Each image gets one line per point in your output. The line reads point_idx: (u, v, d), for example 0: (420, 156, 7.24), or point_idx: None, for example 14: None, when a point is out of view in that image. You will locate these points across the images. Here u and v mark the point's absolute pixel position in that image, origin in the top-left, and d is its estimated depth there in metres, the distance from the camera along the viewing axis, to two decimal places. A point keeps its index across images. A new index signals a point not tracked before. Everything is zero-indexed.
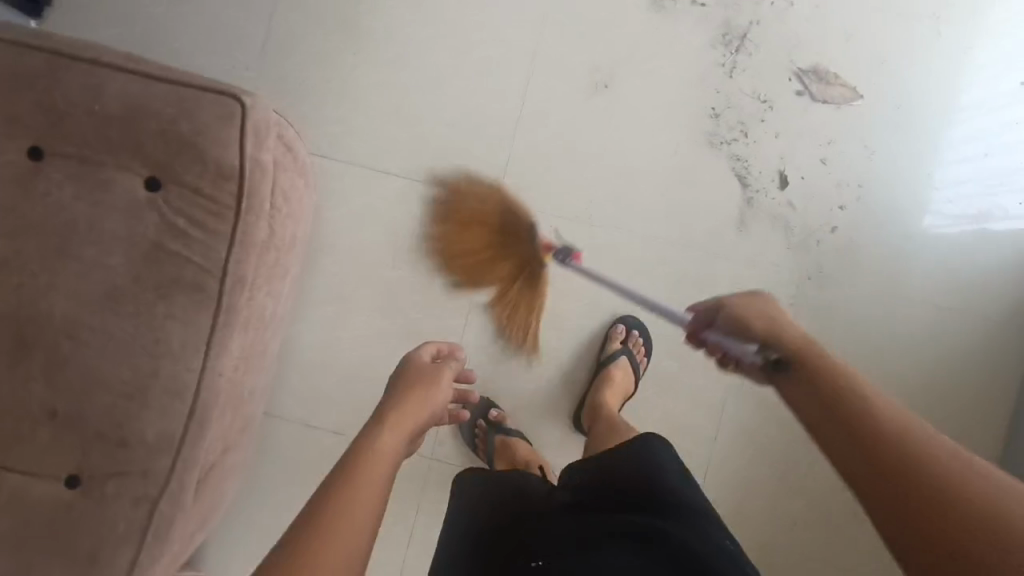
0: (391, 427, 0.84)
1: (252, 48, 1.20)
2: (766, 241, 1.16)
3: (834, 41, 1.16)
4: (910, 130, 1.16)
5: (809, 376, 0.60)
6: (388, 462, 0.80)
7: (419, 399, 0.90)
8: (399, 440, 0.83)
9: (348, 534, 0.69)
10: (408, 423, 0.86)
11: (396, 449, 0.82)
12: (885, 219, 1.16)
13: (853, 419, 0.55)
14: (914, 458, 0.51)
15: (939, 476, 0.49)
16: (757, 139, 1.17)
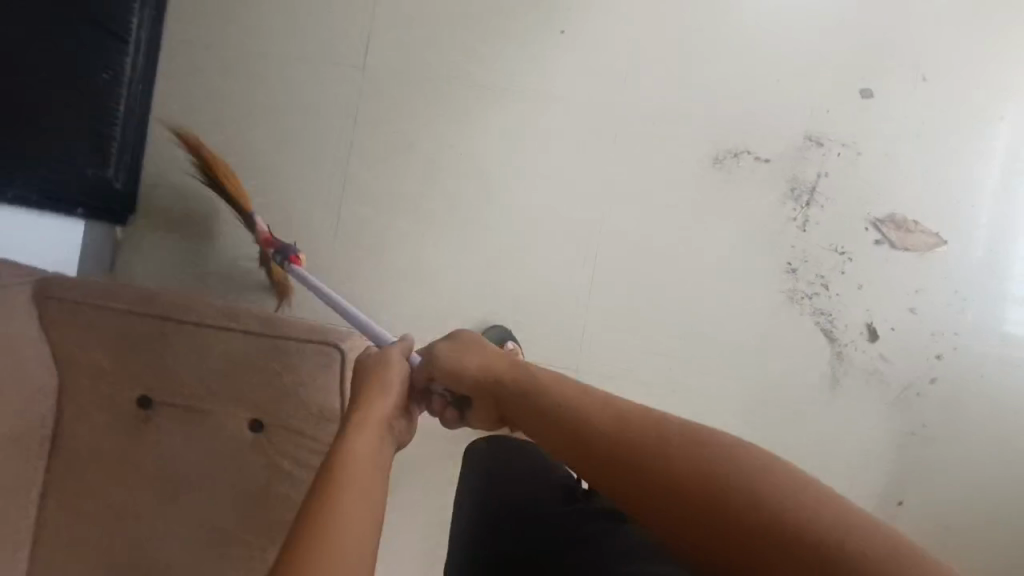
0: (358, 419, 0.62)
1: (326, 237, 1.24)
2: (861, 397, 1.17)
3: (906, 188, 1.16)
4: (998, 269, 1.15)
5: (583, 430, 0.61)
6: (373, 469, 0.56)
7: (387, 401, 0.66)
8: (370, 460, 0.57)
9: (355, 566, 0.46)
10: (377, 414, 0.63)
11: (374, 447, 0.59)
12: (981, 364, 1.15)
13: (625, 455, 0.57)
14: (696, 464, 0.54)
15: (716, 476, 0.52)
16: (840, 292, 1.17)
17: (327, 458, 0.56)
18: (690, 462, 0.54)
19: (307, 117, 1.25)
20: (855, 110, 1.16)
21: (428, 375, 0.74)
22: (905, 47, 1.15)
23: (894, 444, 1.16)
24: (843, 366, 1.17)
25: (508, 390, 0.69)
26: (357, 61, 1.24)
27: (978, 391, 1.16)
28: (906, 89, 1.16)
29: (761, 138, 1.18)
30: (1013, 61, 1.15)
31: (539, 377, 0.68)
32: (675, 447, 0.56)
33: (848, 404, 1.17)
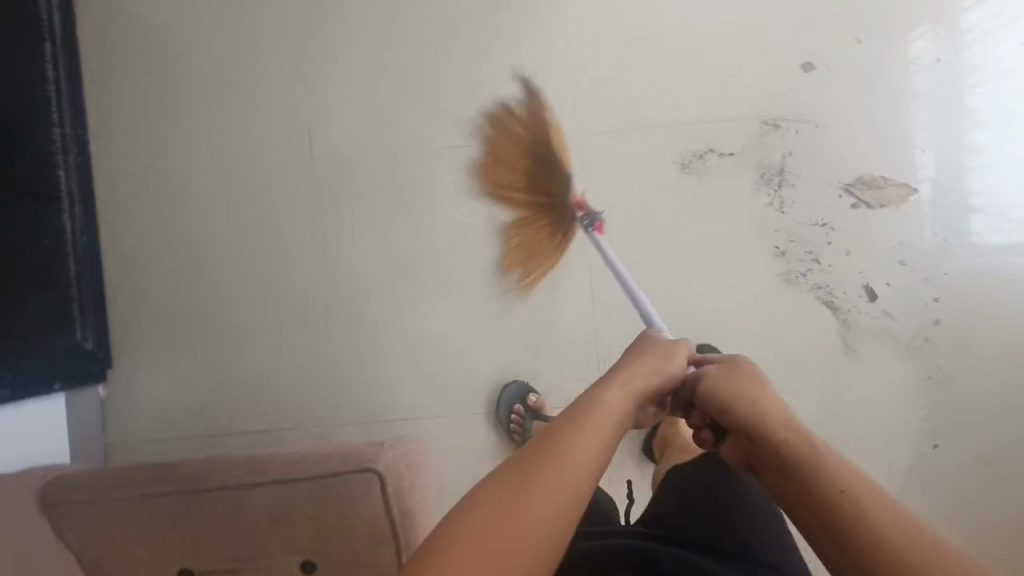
0: (625, 379, 0.62)
1: (316, 334, 1.21)
2: (876, 356, 1.17)
3: (868, 147, 1.18)
4: (974, 201, 1.18)
5: (777, 454, 0.55)
6: (615, 427, 0.57)
7: (651, 388, 0.62)
8: (591, 456, 0.53)
9: (553, 507, 0.49)
10: (643, 378, 0.63)
11: (628, 408, 0.60)
12: (980, 293, 1.17)
13: (832, 489, 0.50)
14: (916, 538, 0.46)
15: (932, 553, 0.45)
16: (832, 262, 1.18)
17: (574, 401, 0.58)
18: (916, 538, 0.46)
19: (265, 220, 1.22)
20: (800, 86, 1.19)
21: (689, 384, 0.67)
22: (830, 15, 1.19)
23: (917, 392, 1.17)
24: (853, 333, 1.18)
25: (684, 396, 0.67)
26: (305, 153, 1.22)
27: (988, 319, 1.17)
28: (842, 55, 1.19)
29: (720, 133, 1.19)
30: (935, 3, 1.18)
31: (771, 416, 0.58)
32: (898, 508, 0.48)
33: (872, 366, 1.17)
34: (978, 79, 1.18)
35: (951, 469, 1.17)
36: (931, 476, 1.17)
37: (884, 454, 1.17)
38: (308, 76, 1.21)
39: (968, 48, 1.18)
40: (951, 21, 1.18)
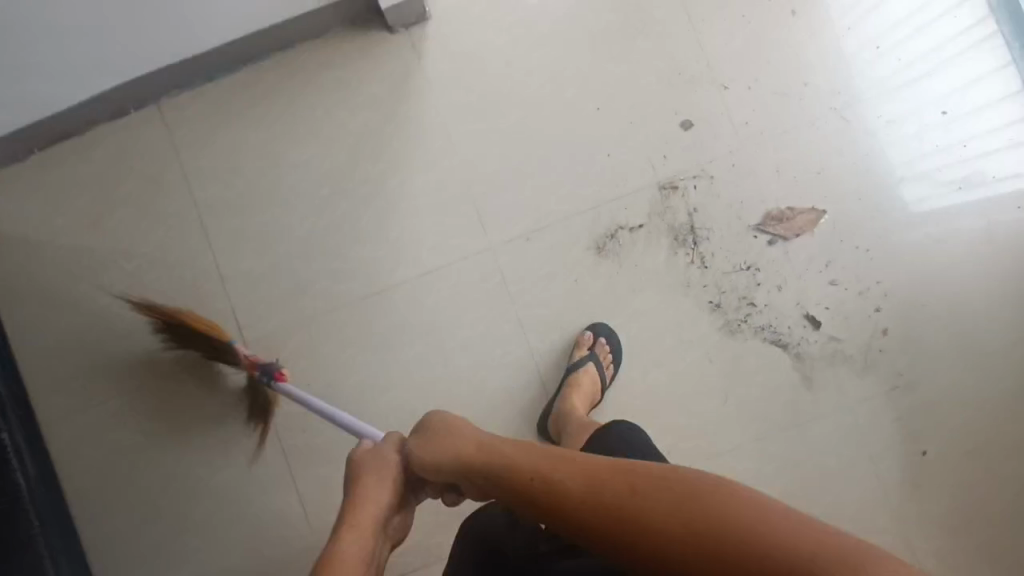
0: (348, 526, 0.73)
1: (295, 507, 1.23)
2: (835, 380, 1.18)
3: (767, 183, 1.20)
4: (882, 204, 1.19)
5: (523, 476, 0.69)
6: (361, 568, 0.69)
7: (368, 526, 0.74)
8: (364, 535, 0.72)
9: None
10: (365, 522, 0.74)
11: (360, 551, 0.71)
12: (915, 291, 1.18)
13: (578, 494, 0.63)
14: (639, 479, 0.62)
15: (657, 492, 0.59)
16: (766, 301, 1.19)
17: (321, 561, 0.69)
18: (655, 489, 0.60)
19: (218, 414, 1.25)
20: (685, 145, 1.22)
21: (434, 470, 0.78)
22: (693, 71, 1.22)
23: (887, 403, 1.18)
24: (808, 364, 1.18)
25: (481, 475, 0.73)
26: (238, 340, 1.26)
27: (931, 314, 1.18)
28: (715, 104, 1.21)
29: (624, 210, 1.22)
30: (786, 31, 1.22)
31: (517, 460, 0.70)
32: (640, 474, 0.62)
33: (836, 391, 1.18)
34: (850, 88, 1.21)
35: (940, 469, 1.17)
36: (926, 481, 1.17)
37: (873, 472, 1.17)
38: (222, 267, 1.26)
39: (832, 63, 1.21)
40: (806, 43, 1.21)
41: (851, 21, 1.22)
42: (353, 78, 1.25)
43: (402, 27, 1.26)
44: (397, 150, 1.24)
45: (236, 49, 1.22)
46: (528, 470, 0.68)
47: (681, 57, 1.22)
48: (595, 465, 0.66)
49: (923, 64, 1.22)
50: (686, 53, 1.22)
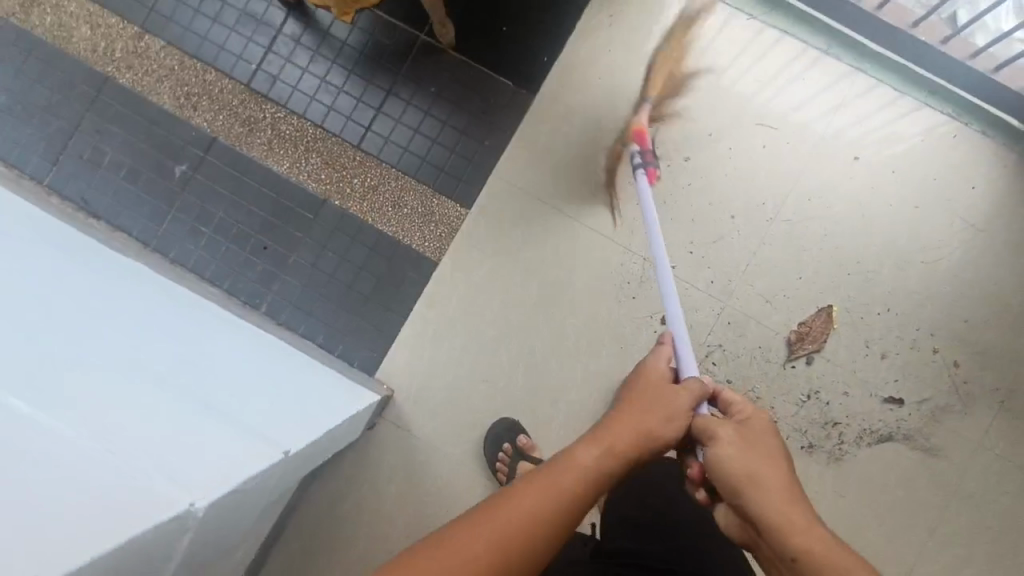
0: (602, 433, 0.70)
1: None
2: (950, 434, 1.17)
3: (768, 317, 1.20)
4: (870, 265, 1.19)
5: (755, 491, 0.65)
6: (582, 489, 0.66)
7: (637, 430, 0.71)
8: (618, 458, 0.69)
9: (526, 537, 0.61)
10: (622, 445, 0.69)
11: (603, 466, 0.67)
12: (952, 314, 1.18)
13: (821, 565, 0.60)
14: (830, 551, 0.60)
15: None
16: (845, 412, 1.18)
17: (559, 454, 0.68)
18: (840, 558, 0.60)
19: None
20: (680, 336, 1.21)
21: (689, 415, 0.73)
22: (637, 272, 1.22)
23: (1006, 422, 1.17)
24: (919, 437, 1.17)
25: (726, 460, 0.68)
26: None
27: (979, 323, 1.18)
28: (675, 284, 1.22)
29: None
30: (682, 187, 1.22)
31: (758, 465, 0.67)
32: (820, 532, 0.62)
33: (960, 442, 1.17)
34: (769, 192, 1.21)
35: None
36: None
37: None
38: None
39: (738, 184, 1.21)
40: (705, 186, 1.22)
41: (726, 139, 1.22)
42: (373, 489, 1.22)
43: (377, 418, 1.22)
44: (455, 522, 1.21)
45: (261, 551, 1.17)
46: (759, 500, 0.65)
47: (620, 268, 1.23)
48: (799, 511, 0.64)
49: (809, 128, 1.21)
50: (620, 263, 1.23)
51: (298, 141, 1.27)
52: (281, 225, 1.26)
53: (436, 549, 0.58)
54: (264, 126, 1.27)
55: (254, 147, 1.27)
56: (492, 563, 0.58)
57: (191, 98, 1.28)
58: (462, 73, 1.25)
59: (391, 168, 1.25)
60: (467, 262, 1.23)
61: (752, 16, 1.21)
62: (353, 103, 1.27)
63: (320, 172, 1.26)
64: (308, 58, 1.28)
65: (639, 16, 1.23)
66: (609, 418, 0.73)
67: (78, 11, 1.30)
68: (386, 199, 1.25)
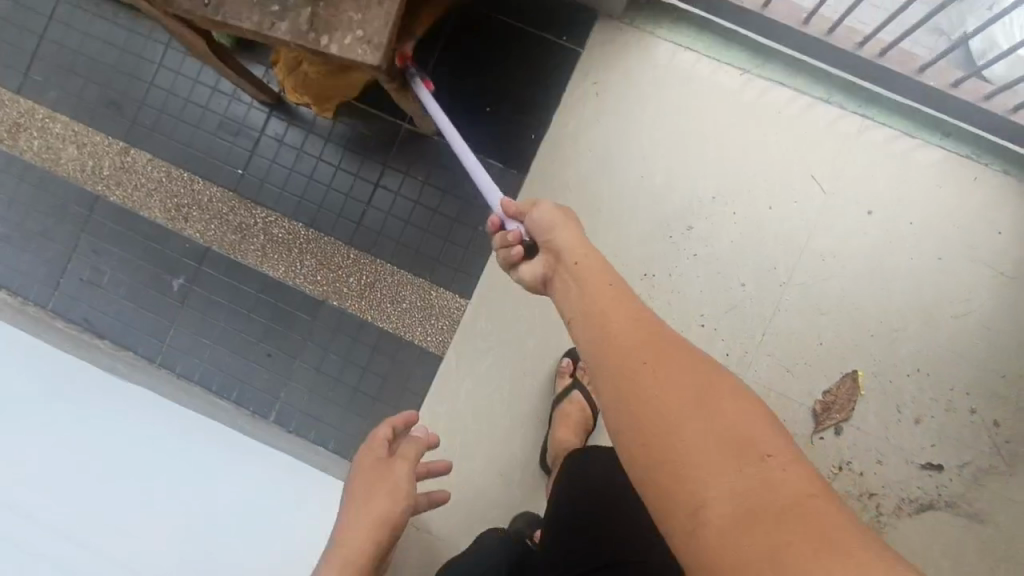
0: (352, 502, 0.90)
1: None
2: (995, 498, 1.10)
3: (791, 387, 1.13)
4: (894, 324, 1.12)
5: (618, 327, 0.60)
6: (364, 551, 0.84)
7: (389, 491, 0.90)
8: (349, 565, 0.81)
9: None
10: (371, 507, 0.88)
11: (366, 531, 0.86)
12: (988, 369, 1.11)
13: (657, 391, 0.54)
14: (692, 400, 0.53)
15: (702, 433, 0.51)
16: (881, 482, 1.11)
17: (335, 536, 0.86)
18: (701, 416, 0.52)
19: None
20: None
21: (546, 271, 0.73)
22: None
23: None
24: (962, 503, 1.10)
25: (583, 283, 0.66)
26: None
27: (1019, 376, 1.10)
28: None
29: None
30: (688, 257, 1.16)
31: (614, 330, 0.60)
32: (685, 354, 0.57)
33: (1006, 504, 1.10)
34: (781, 256, 1.15)
35: None
36: None
37: None
38: None
39: (747, 249, 1.15)
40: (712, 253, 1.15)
41: (729, 204, 1.15)
42: None
43: None
44: None
45: None
46: (639, 376, 0.56)
47: None
48: (691, 368, 0.56)
49: (818, 184, 1.14)
50: None
51: (291, 244, 1.25)
52: (282, 330, 1.24)
53: None
54: (255, 231, 1.25)
55: (249, 254, 1.26)
56: None
57: (181, 210, 1.27)
58: (450, 160, 1.22)
59: (386, 263, 1.23)
60: (473, 354, 1.20)
61: (745, 70, 1.16)
62: (342, 199, 1.24)
63: (316, 273, 1.24)
64: (293, 157, 1.25)
65: (630, 83, 1.18)
66: (352, 485, 0.92)
67: (64, 132, 1.29)
68: (383, 296, 1.22)
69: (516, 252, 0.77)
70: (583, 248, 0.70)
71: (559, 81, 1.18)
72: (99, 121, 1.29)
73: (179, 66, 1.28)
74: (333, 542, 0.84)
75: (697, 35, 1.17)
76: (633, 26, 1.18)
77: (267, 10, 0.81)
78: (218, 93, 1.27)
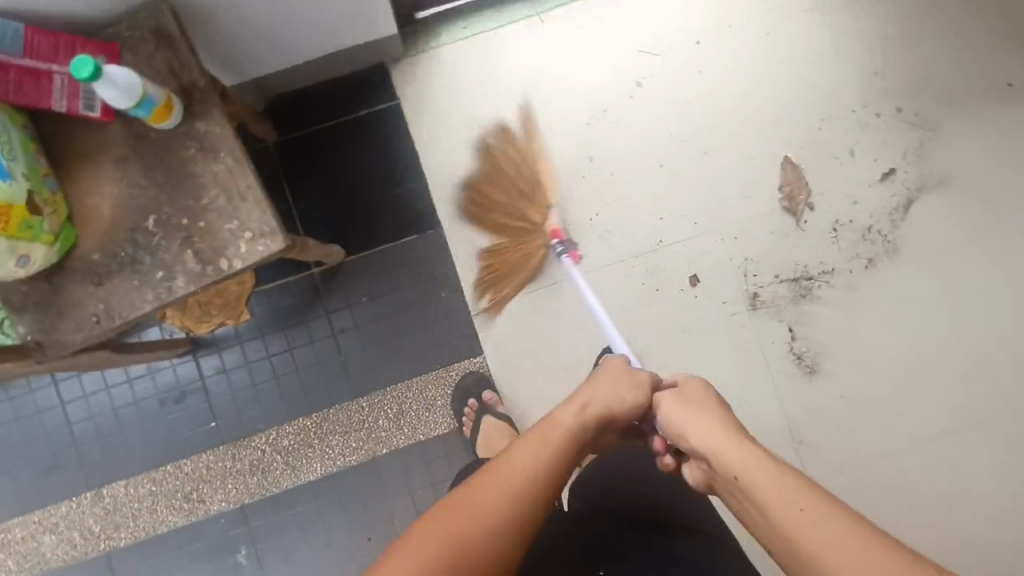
0: (542, 430, 0.77)
1: None
2: (943, 157, 1.24)
3: (755, 207, 1.23)
4: (782, 101, 1.24)
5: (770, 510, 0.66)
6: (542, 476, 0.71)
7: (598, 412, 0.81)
8: (563, 450, 0.75)
9: (512, 513, 0.66)
10: (568, 428, 0.77)
11: (548, 450, 0.74)
12: (864, 78, 1.24)
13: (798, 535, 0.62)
14: (722, 446, 0.74)
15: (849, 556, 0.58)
16: (866, 214, 1.23)
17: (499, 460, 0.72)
18: (837, 543, 0.59)
19: None
20: (715, 282, 1.23)
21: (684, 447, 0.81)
22: (641, 270, 1.23)
23: (968, 113, 1.24)
24: (928, 180, 1.24)
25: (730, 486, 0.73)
26: None
27: (886, 65, 1.25)
28: (676, 251, 1.23)
29: (774, 344, 1.23)
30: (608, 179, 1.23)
31: (769, 486, 0.67)
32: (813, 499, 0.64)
33: (954, 155, 1.24)
34: (669, 123, 1.24)
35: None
36: None
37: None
38: None
39: (642, 139, 1.23)
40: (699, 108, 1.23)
41: (601, 119, 1.23)
42: None
43: None
44: None
45: None
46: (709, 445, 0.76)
47: (627, 280, 1.23)
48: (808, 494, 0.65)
49: (649, 53, 1.24)
50: (626, 276, 1.23)
51: (308, 440, 1.21)
52: (362, 511, 1.21)
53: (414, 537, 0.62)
54: (270, 457, 1.21)
55: (281, 479, 1.21)
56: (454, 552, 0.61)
57: (192, 497, 1.19)
58: (374, 265, 1.22)
59: (396, 386, 1.22)
60: (524, 391, 1.21)
61: (529, 18, 1.24)
62: (315, 369, 1.22)
63: (349, 443, 1.21)
64: (247, 372, 1.21)
65: (455, 95, 1.23)
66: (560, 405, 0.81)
67: (29, 529, 1.18)
68: (418, 412, 1.22)
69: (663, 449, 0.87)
70: (698, 414, 0.80)
71: (403, 138, 1.23)
72: (53, 491, 1.18)
73: (82, 388, 1.19)
74: (558, 411, 0.80)
75: (472, 21, 1.24)
76: (422, 53, 1.24)
77: (154, 280, 0.78)
78: (136, 378, 1.20)
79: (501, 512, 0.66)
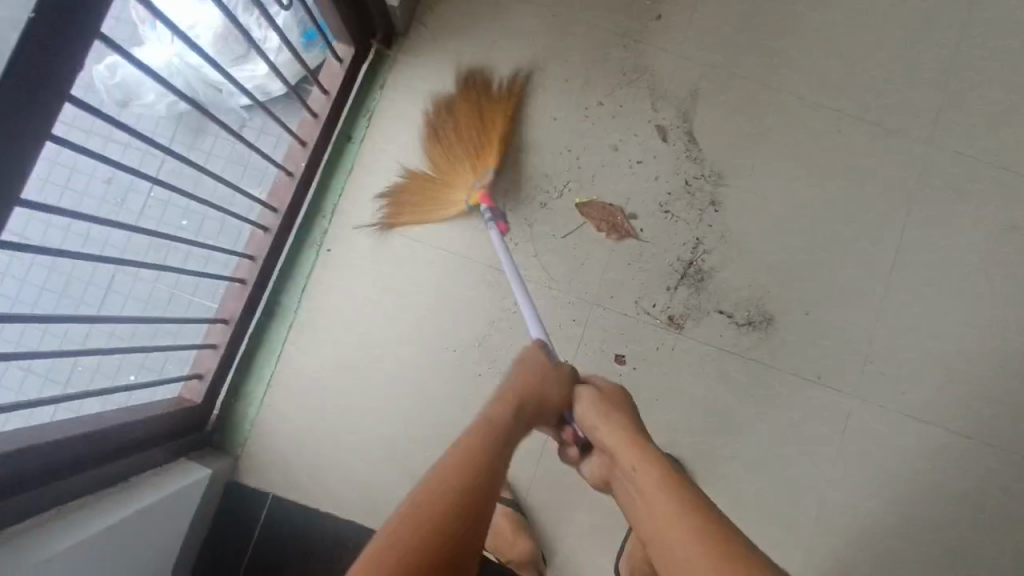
0: (516, 401, 0.81)
1: None
2: (675, 81, 1.22)
3: (599, 261, 1.18)
4: (531, 170, 1.19)
5: (662, 539, 0.69)
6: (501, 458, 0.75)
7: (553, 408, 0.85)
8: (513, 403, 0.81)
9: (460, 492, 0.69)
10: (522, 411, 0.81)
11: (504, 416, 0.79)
12: (563, 90, 1.21)
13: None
14: (658, 492, 0.73)
15: None
16: (673, 176, 1.20)
17: (465, 434, 0.76)
18: None
19: None
20: (635, 341, 1.18)
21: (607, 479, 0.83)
22: None
23: (654, 35, 1.23)
24: (683, 106, 1.21)
25: (626, 505, 0.77)
26: None
27: (565, 66, 1.22)
28: (585, 354, 1.17)
29: (723, 332, 1.18)
30: (481, 364, 1.16)
31: (675, 538, 0.68)
32: (692, 530, 0.67)
33: (680, 71, 1.22)
34: (475, 276, 1.17)
35: None
36: None
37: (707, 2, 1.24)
38: None
39: (471, 308, 1.17)
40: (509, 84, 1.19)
41: (427, 329, 1.16)
42: None
43: None
44: (873, 539, 1.16)
45: None
46: (634, 474, 0.76)
47: None
48: (727, 539, 0.66)
49: (402, 245, 1.17)
50: None
51: None
52: None
53: (418, 521, 0.65)
54: None
55: None
56: (446, 539, 0.65)
57: None
58: None
59: None
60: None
61: (291, 324, 1.15)
62: None
63: None
64: None
65: (304, 440, 1.13)
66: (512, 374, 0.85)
67: None
68: None
69: (570, 446, 0.90)
70: (630, 444, 0.79)
71: (305, 517, 1.11)
72: None
73: None
74: (511, 378, 0.85)
75: (254, 375, 1.14)
76: (245, 442, 1.12)
77: None
78: None
79: (460, 488, 0.69)
